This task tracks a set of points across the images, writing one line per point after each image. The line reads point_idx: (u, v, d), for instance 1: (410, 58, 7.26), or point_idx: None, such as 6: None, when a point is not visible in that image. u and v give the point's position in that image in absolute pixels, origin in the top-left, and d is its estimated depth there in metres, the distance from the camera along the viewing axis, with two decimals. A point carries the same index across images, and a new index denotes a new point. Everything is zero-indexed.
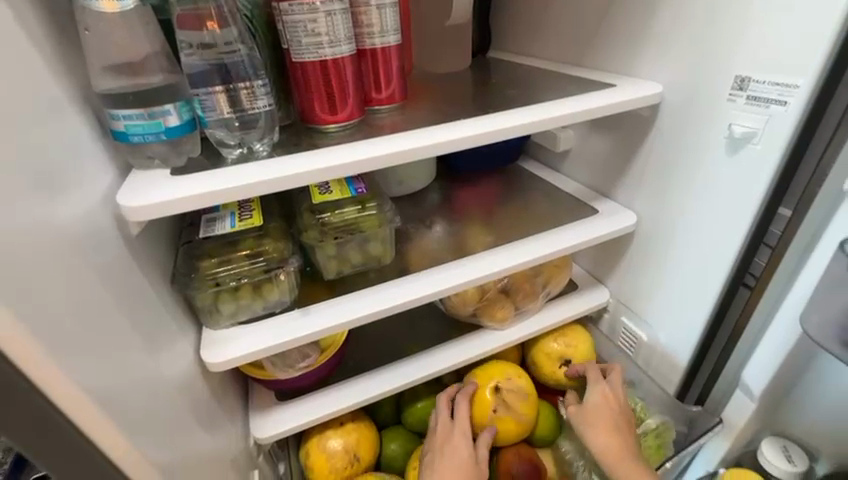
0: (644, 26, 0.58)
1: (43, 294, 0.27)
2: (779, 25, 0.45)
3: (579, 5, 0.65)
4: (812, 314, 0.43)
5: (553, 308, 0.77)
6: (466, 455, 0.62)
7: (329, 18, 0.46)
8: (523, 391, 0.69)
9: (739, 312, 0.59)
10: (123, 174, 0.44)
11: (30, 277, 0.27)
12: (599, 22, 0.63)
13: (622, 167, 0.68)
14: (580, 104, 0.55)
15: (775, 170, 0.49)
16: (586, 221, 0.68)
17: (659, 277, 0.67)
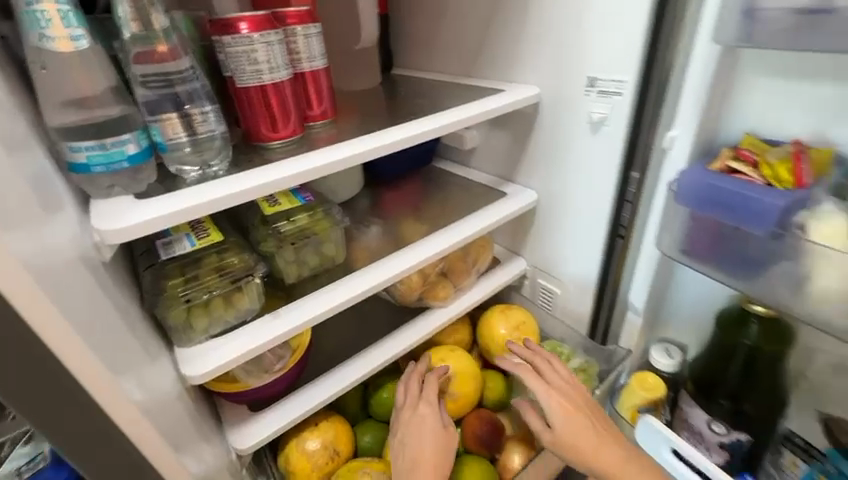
0: (518, 43, 0.73)
1: (74, 306, 0.30)
2: (607, 38, 0.62)
3: (465, 28, 0.79)
4: (664, 238, 0.56)
5: (484, 280, 0.89)
6: (433, 424, 0.67)
7: (267, 48, 0.52)
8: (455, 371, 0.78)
9: (618, 257, 0.75)
10: (82, 205, 0.45)
11: (62, 290, 0.29)
12: (483, 41, 0.78)
13: (518, 155, 0.84)
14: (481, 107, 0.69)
15: (623, 142, 0.66)
16: (499, 202, 0.83)
17: (560, 240, 0.83)
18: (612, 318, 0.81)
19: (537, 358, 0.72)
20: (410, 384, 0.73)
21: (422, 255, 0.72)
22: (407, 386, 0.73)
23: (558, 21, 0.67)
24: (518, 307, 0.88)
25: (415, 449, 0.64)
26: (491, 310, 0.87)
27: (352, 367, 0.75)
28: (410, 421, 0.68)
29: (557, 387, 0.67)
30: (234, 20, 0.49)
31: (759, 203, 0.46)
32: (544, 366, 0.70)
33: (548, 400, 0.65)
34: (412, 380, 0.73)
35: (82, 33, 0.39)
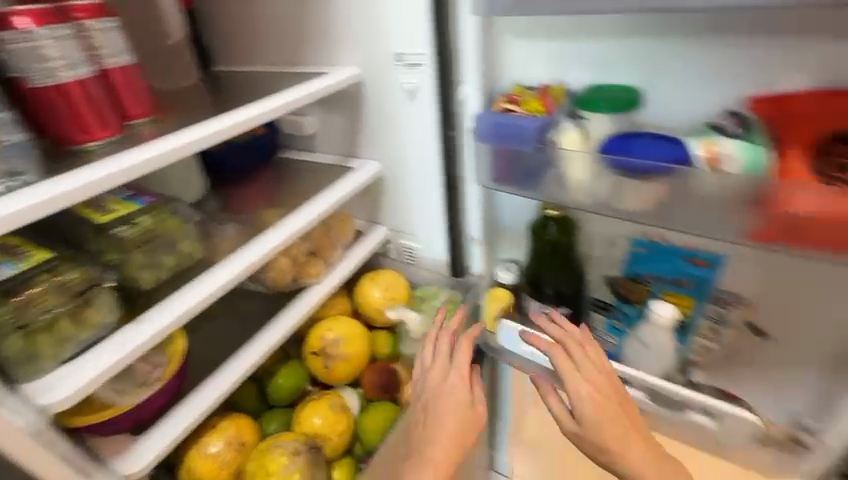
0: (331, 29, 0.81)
1: None
2: (402, 19, 0.74)
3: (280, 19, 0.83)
4: (481, 169, 0.69)
5: (353, 250, 0.95)
6: (464, 394, 0.73)
7: (58, 44, 0.49)
8: (340, 339, 0.83)
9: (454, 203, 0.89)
10: None
11: None
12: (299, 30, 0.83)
13: (355, 132, 0.92)
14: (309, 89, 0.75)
15: (435, 106, 0.79)
16: (348, 176, 0.90)
17: (410, 201, 0.95)
18: (463, 257, 0.95)
19: (569, 340, 0.73)
20: (439, 352, 0.78)
21: (283, 237, 0.74)
22: (436, 351, 0.79)
23: (361, 8, 0.77)
24: (387, 271, 0.96)
25: (437, 425, 0.70)
26: (372, 278, 0.95)
27: (239, 361, 0.74)
28: (439, 388, 0.73)
29: (598, 380, 0.68)
30: (9, 14, 0.46)
31: (524, 129, 0.63)
32: (579, 353, 0.71)
33: (581, 392, 0.67)
34: (438, 343, 0.80)
35: None
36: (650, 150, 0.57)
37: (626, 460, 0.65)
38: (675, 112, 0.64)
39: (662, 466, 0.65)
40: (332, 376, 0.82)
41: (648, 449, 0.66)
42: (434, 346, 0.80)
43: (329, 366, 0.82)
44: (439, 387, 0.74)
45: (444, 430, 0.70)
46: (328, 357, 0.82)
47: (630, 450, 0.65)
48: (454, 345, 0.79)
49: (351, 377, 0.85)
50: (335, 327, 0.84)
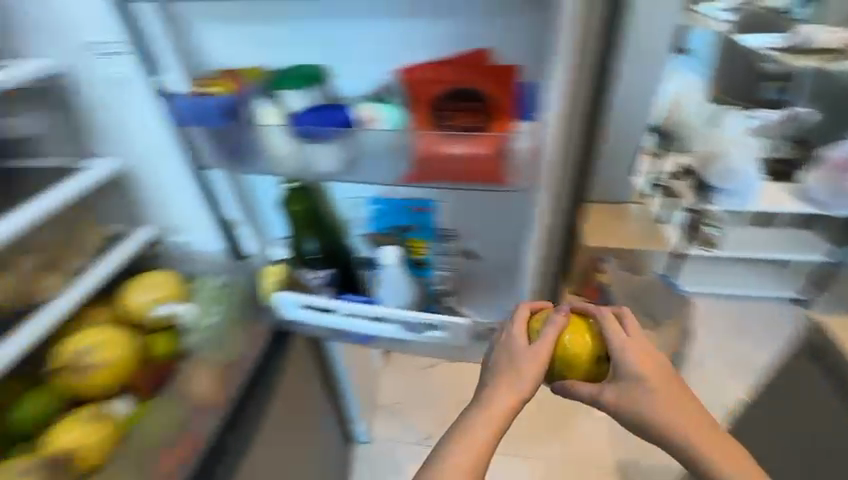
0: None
1: None
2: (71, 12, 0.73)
3: None
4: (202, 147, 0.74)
5: (104, 260, 0.88)
6: (513, 402, 0.61)
7: None
8: (91, 348, 0.79)
9: (215, 194, 0.93)
10: None
11: None
12: None
13: (78, 126, 0.86)
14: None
15: (151, 97, 0.80)
16: (63, 183, 0.80)
17: (163, 191, 0.93)
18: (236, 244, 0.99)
19: (638, 341, 0.64)
20: (551, 321, 0.65)
21: (4, 237, 0.68)
22: (513, 321, 0.69)
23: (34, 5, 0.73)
24: (171, 271, 0.97)
25: (506, 368, 0.63)
26: (147, 283, 0.91)
27: None
28: (523, 349, 0.64)
29: (618, 347, 0.63)
30: None
31: (202, 103, 0.68)
32: (625, 347, 0.62)
33: (633, 352, 0.62)
34: (551, 316, 0.66)
35: None
36: (322, 118, 0.68)
37: (650, 401, 0.60)
38: (360, 82, 0.75)
39: (699, 423, 0.60)
40: (87, 386, 0.78)
41: (690, 410, 0.60)
42: (507, 340, 0.67)
43: (82, 378, 0.78)
44: (507, 345, 0.65)
45: (505, 382, 0.62)
46: (77, 370, 0.78)
47: (648, 400, 0.60)
48: (556, 318, 0.65)
49: (115, 384, 0.81)
50: (85, 337, 0.80)
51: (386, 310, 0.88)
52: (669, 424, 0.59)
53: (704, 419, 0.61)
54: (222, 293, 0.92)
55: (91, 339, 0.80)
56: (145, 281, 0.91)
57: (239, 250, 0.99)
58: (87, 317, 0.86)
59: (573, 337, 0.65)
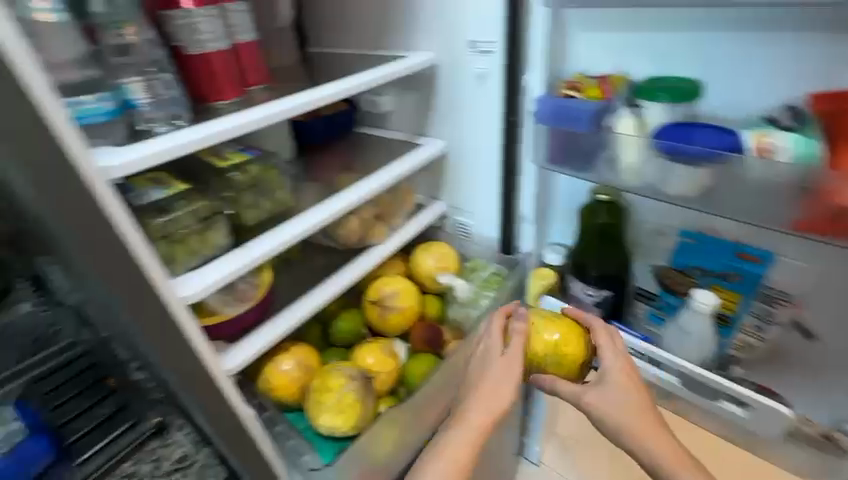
0: (403, 23, 0.92)
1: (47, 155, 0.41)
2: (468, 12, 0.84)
3: None
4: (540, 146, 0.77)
5: (413, 220, 1.04)
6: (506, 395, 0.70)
7: (209, 21, 0.62)
8: (394, 292, 0.93)
9: (514, 188, 0.96)
10: (116, 145, 0.53)
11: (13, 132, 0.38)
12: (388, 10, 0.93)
13: (427, 112, 1.01)
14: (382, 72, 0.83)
15: (500, 91, 0.87)
16: (410, 154, 0.98)
17: (468, 174, 1.02)
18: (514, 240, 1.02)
19: (584, 340, 0.75)
20: (494, 335, 0.75)
21: (360, 194, 0.85)
22: (490, 334, 0.76)
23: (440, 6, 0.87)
24: (451, 246, 1.08)
25: (489, 379, 0.70)
26: (434, 251, 1.02)
27: (303, 305, 0.83)
28: (494, 355, 0.73)
29: (604, 352, 0.73)
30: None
31: (581, 111, 0.70)
32: (609, 361, 0.72)
33: (612, 371, 0.70)
34: (517, 324, 0.74)
35: (62, 10, 0.47)
36: (704, 139, 0.64)
37: (639, 441, 0.67)
38: (733, 103, 0.75)
39: (655, 431, 0.68)
40: (386, 322, 0.92)
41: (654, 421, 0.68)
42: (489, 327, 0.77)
43: (384, 314, 0.92)
44: (484, 357, 0.74)
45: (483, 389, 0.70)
46: (385, 307, 0.92)
47: (617, 402, 0.68)
48: (515, 322, 0.75)
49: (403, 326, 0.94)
50: (390, 281, 0.95)
51: (700, 372, 0.77)
52: (634, 438, 0.67)
53: (642, 388, 0.70)
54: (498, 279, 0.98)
55: (392, 283, 0.95)
56: (433, 246, 1.04)
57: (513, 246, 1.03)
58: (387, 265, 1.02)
59: (564, 338, 0.74)
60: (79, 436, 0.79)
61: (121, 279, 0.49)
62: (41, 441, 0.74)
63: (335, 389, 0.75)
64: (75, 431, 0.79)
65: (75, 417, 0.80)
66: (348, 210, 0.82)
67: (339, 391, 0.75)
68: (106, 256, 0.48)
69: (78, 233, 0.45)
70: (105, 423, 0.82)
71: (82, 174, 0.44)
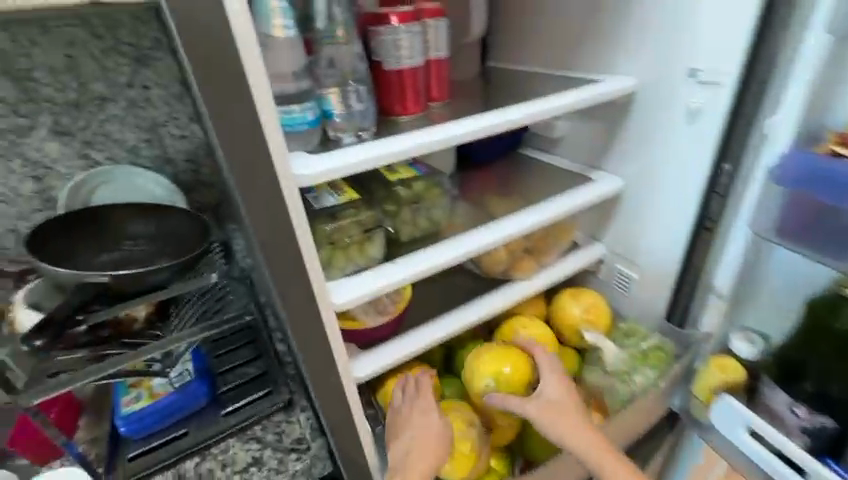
0: (604, 43, 0.81)
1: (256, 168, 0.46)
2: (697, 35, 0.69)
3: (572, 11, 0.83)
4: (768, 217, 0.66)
5: (566, 260, 0.93)
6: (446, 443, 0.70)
7: (410, 37, 0.62)
8: (531, 338, 0.86)
9: (705, 248, 0.80)
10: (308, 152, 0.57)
11: None
12: (587, 27, 0.83)
13: (608, 144, 0.88)
14: (571, 98, 0.74)
15: (718, 132, 0.71)
16: (580, 188, 0.87)
17: (646, 220, 0.87)
18: (691, 309, 0.86)
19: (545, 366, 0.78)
20: (409, 393, 0.76)
21: (524, 224, 0.79)
22: (404, 395, 0.76)
23: (658, 25, 0.73)
24: (607, 305, 0.93)
25: (418, 431, 0.70)
26: (584, 302, 0.91)
27: (435, 327, 0.81)
28: (403, 418, 0.73)
29: (545, 372, 0.78)
30: (387, 14, 0.60)
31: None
32: (542, 361, 0.79)
33: (547, 388, 0.75)
34: (418, 384, 0.77)
35: (292, 24, 0.51)
36: None
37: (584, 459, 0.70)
38: None
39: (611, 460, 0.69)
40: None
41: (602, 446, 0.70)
42: (404, 389, 0.77)
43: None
44: (404, 418, 0.73)
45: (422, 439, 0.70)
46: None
47: (559, 417, 0.72)
48: (420, 379, 0.78)
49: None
50: (527, 325, 0.87)
51: None
52: (584, 458, 0.70)
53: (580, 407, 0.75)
54: (658, 356, 0.82)
55: (529, 327, 0.87)
56: (583, 294, 0.92)
57: (686, 317, 0.87)
58: (526, 304, 0.94)
59: (513, 367, 0.79)
60: (230, 389, 0.91)
61: (289, 273, 0.54)
62: (201, 386, 0.86)
63: (457, 430, 0.76)
64: (228, 383, 0.92)
65: (236, 366, 0.95)
66: (504, 241, 0.77)
67: (460, 436, 0.75)
68: (285, 259, 0.52)
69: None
70: (249, 383, 0.92)
71: (279, 179, 0.48)
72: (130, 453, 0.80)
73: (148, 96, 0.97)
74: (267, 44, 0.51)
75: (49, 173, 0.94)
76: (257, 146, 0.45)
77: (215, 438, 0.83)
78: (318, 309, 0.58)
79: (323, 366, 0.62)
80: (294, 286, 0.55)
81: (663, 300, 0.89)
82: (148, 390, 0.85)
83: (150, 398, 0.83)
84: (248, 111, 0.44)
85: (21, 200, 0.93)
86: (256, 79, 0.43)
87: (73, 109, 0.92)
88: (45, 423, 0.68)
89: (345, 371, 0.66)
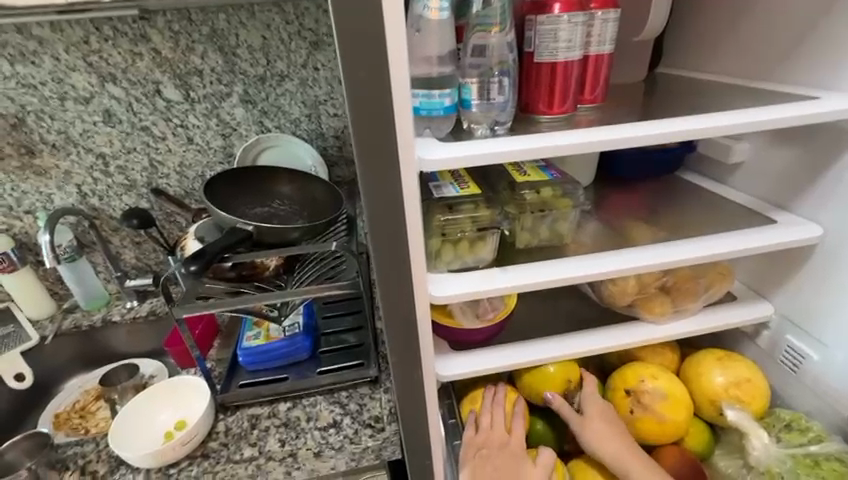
0: (834, 49, 0.62)
1: (378, 149, 0.46)
2: None
3: (789, 8, 0.66)
4: None
5: (714, 311, 0.77)
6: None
7: (571, 28, 0.56)
8: (661, 394, 0.71)
9: None
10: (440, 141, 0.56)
11: (362, 126, 0.44)
12: (808, 29, 0.65)
13: (810, 180, 0.69)
14: (766, 116, 0.59)
15: None
16: (761, 229, 0.69)
17: (846, 287, 0.66)
18: None
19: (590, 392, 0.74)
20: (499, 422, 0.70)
21: (666, 257, 0.66)
22: (493, 425, 0.71)
23: None
24: (765, 380, 0.73)
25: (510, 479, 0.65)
26: (730, 371, 0.73)
27: (534, 347, 0.73)
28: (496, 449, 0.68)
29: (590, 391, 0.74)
30: (550, 1, 0.55)
31: None
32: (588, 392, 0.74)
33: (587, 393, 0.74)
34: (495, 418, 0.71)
35: (447, 6, 0.50)
36: None
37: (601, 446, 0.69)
38: None
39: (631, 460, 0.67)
40: (632, 423, 0.72)
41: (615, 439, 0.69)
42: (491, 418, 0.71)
43: (634, 412, 0.72)
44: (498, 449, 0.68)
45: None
46: (640, 403, 0.72)
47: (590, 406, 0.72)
48: (496, 416, 0.71)
49: (654, 439, 0.72)
50: (655, 375, 0.73)
51: None
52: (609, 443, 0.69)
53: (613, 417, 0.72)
54: (837, 469, 0.62)
55: (653, 377, 0.73)
56: (729, 357, 0.75)
57: None
58: (648, 351, 0.80)
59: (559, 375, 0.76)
60: (329, 350, 0.98)
61: (390, 266, 0.52)
62: (306, 340, 0.94)
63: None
64: (328, 344, 0.99)
65: (338, 331, 1.03)
66: (638, 273, 0.66)
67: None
68: (389, 244, 0.51)
69: (374, 210, 0.49)
70: (347, 350, 0.98)
71: (399, 163, 0.47)
72: (243, 380, 0.92)
73: (316, 76, 1.09)
74: (421, 28, 0.51)
75: (233, 133, 1.12)
76: (381, 125, 0.45)
77: (307, 391, 0.90)
78: (413, 301, 0.56)
79: (408, 364, 0.61)
80: (391, 275, 0.53)
81: None
82: (265, 332, 0.96)
83: (265, 339, 0.94)
84: (380, 89, 0.43)
85: (210, 152, 1.13)
86: (391, 56, 0.42)
87: (260, 81, 1.08)
88: (187, 336, 0.84)
89: (427, 370, 0.63)
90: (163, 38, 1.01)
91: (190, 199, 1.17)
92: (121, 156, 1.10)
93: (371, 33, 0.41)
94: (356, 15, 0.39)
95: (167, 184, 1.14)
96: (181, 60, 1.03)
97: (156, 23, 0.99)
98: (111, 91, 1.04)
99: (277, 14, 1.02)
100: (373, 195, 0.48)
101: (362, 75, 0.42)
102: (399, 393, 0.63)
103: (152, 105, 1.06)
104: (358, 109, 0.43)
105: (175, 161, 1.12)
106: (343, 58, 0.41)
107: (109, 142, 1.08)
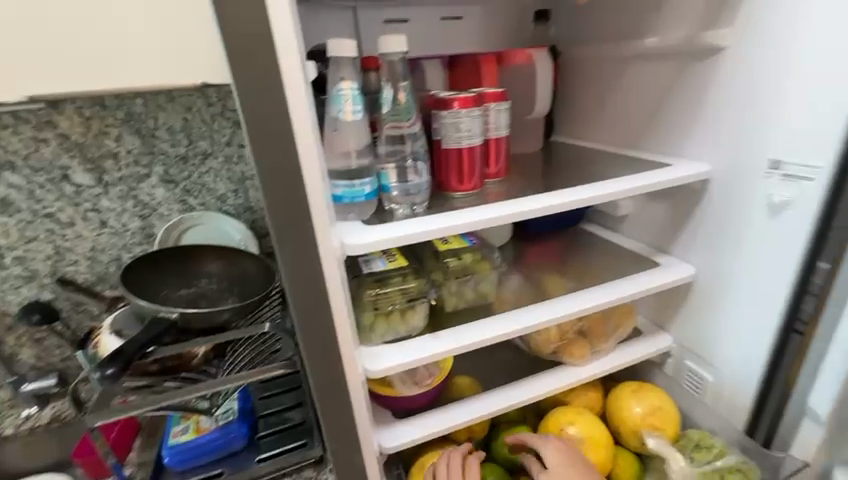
0: (675, 126, 0.78)
1: (300, 241, 0.49)
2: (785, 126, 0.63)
3: (639, 94, 0.82)
4: None
5: (624, 347, 0.86)
6: None
7: (471, 120, 0.65)
8: (578, 440, 0.77)
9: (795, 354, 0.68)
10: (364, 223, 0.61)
11: (283, 222, 0.47)
12: (655, 110, 0.81)
13: (679, 228, 0.82)
14: (633, 182, 0.71)
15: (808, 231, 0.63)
16: (647, 272, 0.81)
17: (720, 315, 0.79)
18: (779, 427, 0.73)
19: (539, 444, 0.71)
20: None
21: (575, 305, 0.75)
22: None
23: (736, 113, 0.68)
24: (674, 407, 0.81)
25: None
26: (644, 403, 0.81)
27: (472, 404, 0.76)
28: None
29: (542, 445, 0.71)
30: (450, 99, 0.64)
31: None
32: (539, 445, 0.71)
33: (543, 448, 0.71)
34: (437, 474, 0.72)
35: (360, 109, 0.55)
36: None
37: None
38: None
39: None
40: None
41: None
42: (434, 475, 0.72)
43: None
44: None
45: None
46: None
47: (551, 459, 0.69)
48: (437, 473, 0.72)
49: None
50: (569, 421, 0.79)
51: None
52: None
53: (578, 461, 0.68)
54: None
55: (570, 424, 0.78)
56: (643, 388, 0.84)
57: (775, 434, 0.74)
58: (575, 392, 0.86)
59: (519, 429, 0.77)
60: (268, 434, 0.93)
61: (321, 348, 0.54)
62: (242, 426, 0.89)
63: None
64: (268, 428, 0.94)
65: (278, 410, 0.98)
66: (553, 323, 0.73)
67: None
68: (318, 326, 0.53)
69: (300, 297, 0.51)
70: (288, 431, 0.93)
71: (321, 251, 0.51)
72: None
73: (240, 154, 1.11)
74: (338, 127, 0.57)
75: (153, 213, 1.08)
76: (302, 220, 0.48)
77: None
78: (347, 379, 0.58)
79: (347, 442, 0.60)
80: (323, 357, 0.54)
81: (745, 408, 0.78)
82: (195, 424, 0.89)
83: (195, 432, 0.87)
84: (299, 189, 0.47)
85: (127, 235, 1.07)
86: (307, 161, 0.47)
87: (181, 161, 1.07)
88: (102, 443, 0.76)
89: (369, 445, 0.63)
90: (72, 124, 0.98)
91: (103, 285, 1.08)
92: (19, 246, 1.00)
93: (286, 143, 0.45)
94: (272, 129, 0.44)
95: (75, 272, 1.05)
96: (93, 145, 1.00)
97: (64, 109, 0.96)
98: (9, 180, 0.97)
99: (198, 98, 1.05)
100: (298, 283, 0.50)
101: (282, 178, 0.46)
102: (341, 474, 0.61)
103: (58, 191, 1.00)
104: (279, 207, 0.47)
105: (85, 246, 1.05)
106: (261, 165, 0.45)
107: (5, 233, 0.99)
